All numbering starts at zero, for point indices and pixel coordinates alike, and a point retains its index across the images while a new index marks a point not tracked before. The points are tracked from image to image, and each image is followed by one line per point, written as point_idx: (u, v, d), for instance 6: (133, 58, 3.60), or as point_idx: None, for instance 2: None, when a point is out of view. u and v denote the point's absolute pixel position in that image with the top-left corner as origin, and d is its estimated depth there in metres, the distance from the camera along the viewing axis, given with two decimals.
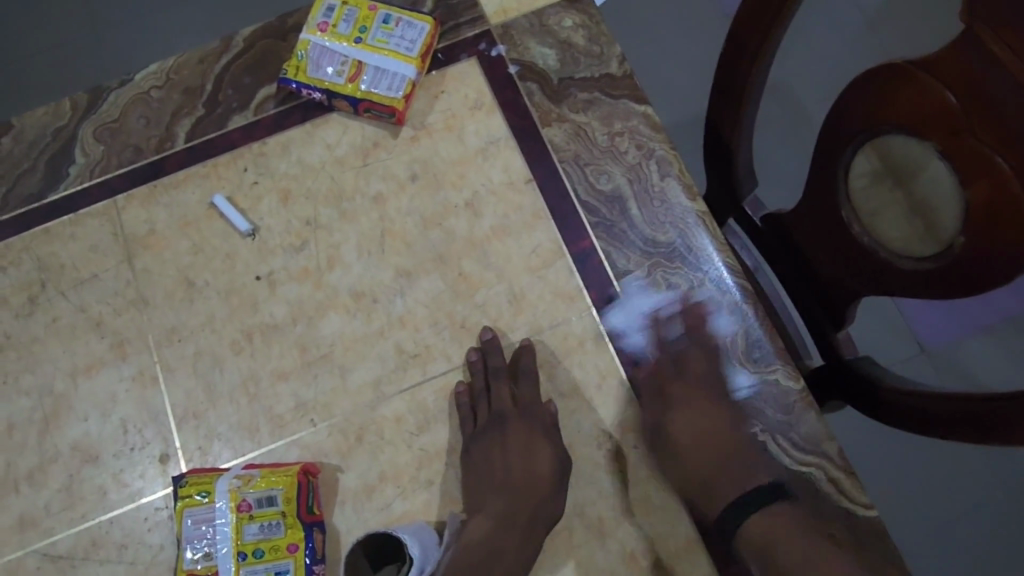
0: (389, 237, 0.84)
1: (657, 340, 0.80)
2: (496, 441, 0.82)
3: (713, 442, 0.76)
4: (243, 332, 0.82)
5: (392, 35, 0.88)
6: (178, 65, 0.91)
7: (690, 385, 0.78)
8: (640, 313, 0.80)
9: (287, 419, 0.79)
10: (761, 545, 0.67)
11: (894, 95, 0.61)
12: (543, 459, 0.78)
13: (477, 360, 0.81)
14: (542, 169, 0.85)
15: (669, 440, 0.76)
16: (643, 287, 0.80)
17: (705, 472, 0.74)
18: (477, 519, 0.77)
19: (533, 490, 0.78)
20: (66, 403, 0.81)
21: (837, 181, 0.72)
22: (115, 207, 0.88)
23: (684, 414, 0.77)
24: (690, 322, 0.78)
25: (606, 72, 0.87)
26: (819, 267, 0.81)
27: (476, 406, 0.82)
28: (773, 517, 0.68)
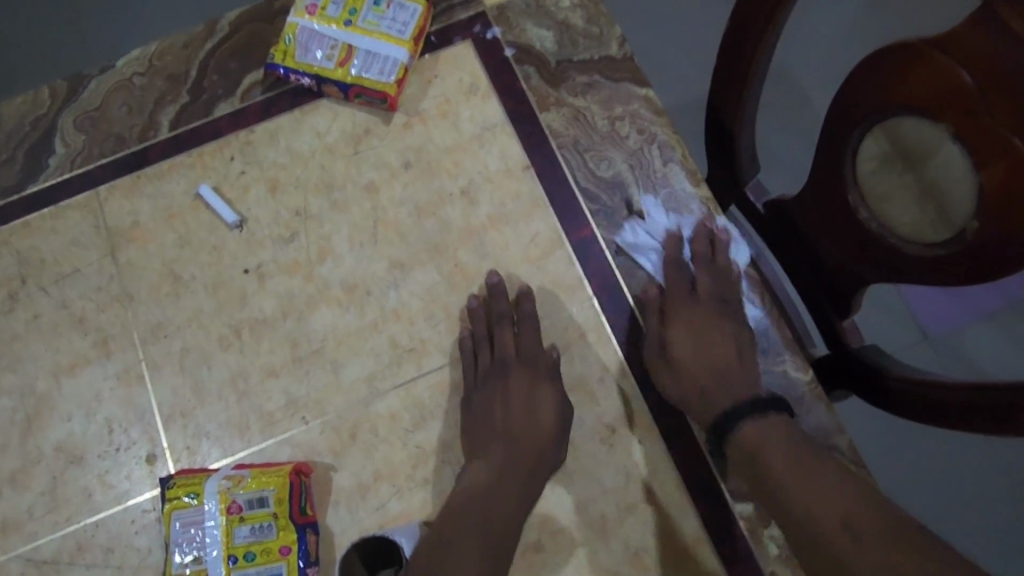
0: (382, 227, 0.81)
1: (671, 258, 0.77)
2: (497, 388, 0.77)
3: (708, 352, 0.73)
4: (232, 327, 0.79)
5: (384, 17, 0.84)
6: (161, 51, 0.88)
7: (697, 303, 0.75)
8: (658, 232, 0.78)
9: (277, 417, 0.76)
10: (749, 449, 0.66)
11: (906, 73, 0.58)
12: (547, 406, 0.74)
13: (478, 307, 0.79)
14: (539, 155, 0.82)
15: (670, 352, 0.74)
16: (659, 206, 0.78)
17: (704, 380, 0.72)
18: (475, 467, 0.73)
19: (534, 438, 0.73)
20: (49, 403, 0.78)
21: (846, 165, 0.68)
22: (97, 199, 0.84)
23: (685, 325, 0.74)
24: (705, 246, 0.76)
25: (605, 54, 0.83)
26: (825, 254, 0.78)
27: (478, 352, 0.79)
28: (764, 425, 0.66)
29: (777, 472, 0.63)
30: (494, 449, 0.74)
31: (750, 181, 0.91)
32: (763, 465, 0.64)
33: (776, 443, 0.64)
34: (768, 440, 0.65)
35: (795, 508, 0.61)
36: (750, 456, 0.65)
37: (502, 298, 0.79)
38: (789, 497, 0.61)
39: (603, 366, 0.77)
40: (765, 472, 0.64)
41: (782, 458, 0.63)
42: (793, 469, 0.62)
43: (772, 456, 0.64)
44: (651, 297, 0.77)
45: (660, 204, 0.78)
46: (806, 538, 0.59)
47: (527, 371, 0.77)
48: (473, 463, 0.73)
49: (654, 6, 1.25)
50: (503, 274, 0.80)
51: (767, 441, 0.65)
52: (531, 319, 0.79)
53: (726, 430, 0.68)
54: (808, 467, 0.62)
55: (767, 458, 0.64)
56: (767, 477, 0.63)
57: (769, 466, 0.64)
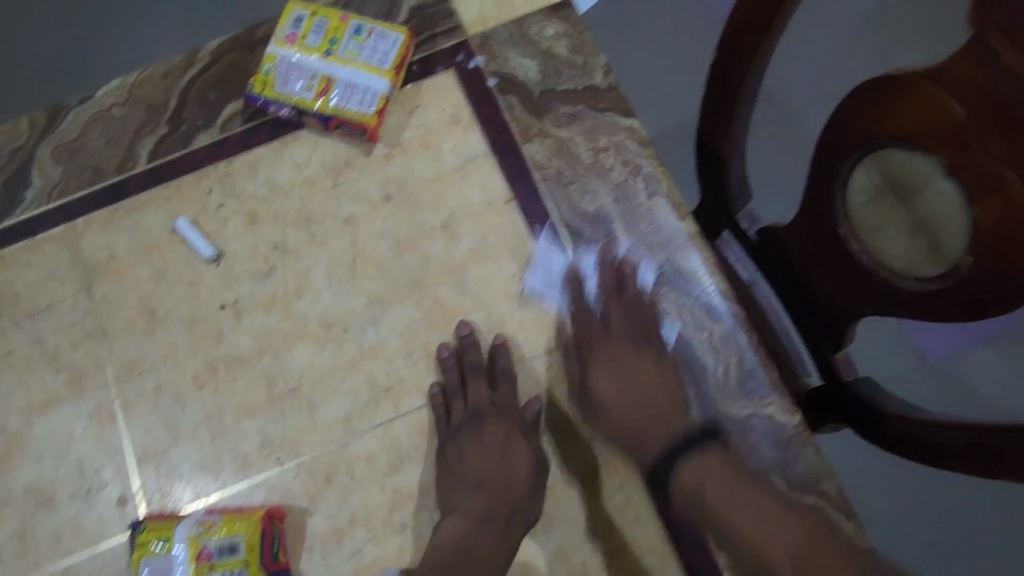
0: (361, 261, 0.80)
1: (577, 296, 0.79)
2: (471, 440, 0.78)
3: (641, 393, 0.76)
4: (207, 365, 0.78)
5: (364, 47, 0.84)
6: (140, 82, 0.88)
7: (612, 341, 0.79)
8: (558, 270, 0.78)
9: (252, 459, 0.74)
10: (693, 495, 0.68)
11: (895, 104, 0.56)
12: (521, 461, 0.76)
13: (450, 356, 0.77)
14: (522, 188, 0.80)
15: (594, 395, 0.76)
16: (554, 246, 0.78)
17: (631, 420, 0.75)
18: (451, 519, 0.73)
19: (508, 491, 0.75)
20: (20, 442, 0.77)
21: (836, 196, 0.66)
22: (73, 232, 0.83)
23: (607, 368, 0.78)
24: (612, 277, 0.77)
25: (589, 84, 0.82)
26: (817, 286, 0.75)
27: (452, 404, 0.78)
28: (701, 466, 0.68)
29: (728, 515, 0.66)
30: (469, 503, 0.75)
31: (741, 208, 0.88)
32: (715, 515, 0.66)
33: (718, 488, 0.66)
34: (707, 480, 0.67)
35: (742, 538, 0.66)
36: (699, 504, 0.68)
37: (475, 350, 0.77)
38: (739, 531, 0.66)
39: (586, 408, 0.75)
40: (709, 511, 0.67)
41: (722, 502, 0.66)
42: (746, 519, 0.65)
43: (715, 500, 0.66)
44: (565, 336, 0.78)
45: (553, 244, 0.78)
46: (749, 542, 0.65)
47: (503, 423, 0.78)
48: (446, 518, 0.73)
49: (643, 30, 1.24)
50: (474, 325, 0.78)
51: (711, 488, 0.67)
52: (508, 375, 0.78)
53: (665, 473, 0.70)
54: (752, 498, 0.65)
55: (712, 502, 0.67)
56: (716, 514, 0.67)
57: (721, 512, 0.66)
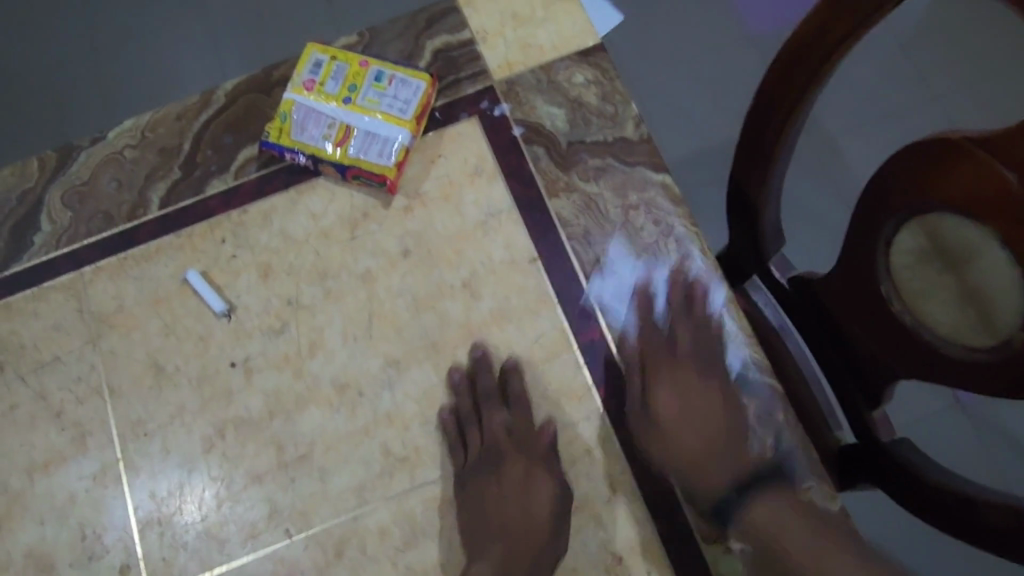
0: (377, 320, 0.76)
1: (644, 314, 0.76)
2: (490, 480, 0.77)
3: (705, 424, 0.74)
4: (215, 427, 0.74)
5: (384, 95, 0.81)
6: (154, 123, 0.85)
7: (677, 360, 0.76)
8: (628, 282, 0.75)
9: (259, 529, 0.71)
10: (761, 530, 0.65)
11: (948, 170, 0.50)
12: (541, 494, 0.73)
13: (462, 381, 0.75)
14: (547, 245, 0.77)
15: (658, 418, 0.73)
16: (625, 254, 0.75)
17: (697, 449, 0.73)
18: (478, 565, 0.71)
19: (532, 535, 0.72)
20: (21, 503, 0.74)
21: (879, 254, 0.60)
22: (82, 281, 0.80)
23: (671, 387, 0.75)
24: (681, 296, 0.73)
25: (621, 135, 0.79)
26: (857, 343, 0.68)
27: (467, 436, 0.76)
28: (777, 506, 0.65)
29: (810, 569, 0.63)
30: (494, 549, 0.73)
31: (774, 253, 0.82)
32: (782, 547, 0.64)
33: (791, 529, 0.64)
34: (788, 523, 0.64)
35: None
36: (767, 541, 0.65)
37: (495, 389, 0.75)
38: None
39: (611, 485, 0.70)
40: (779, 552, 0.64)
41: (796, 544, 0.63)
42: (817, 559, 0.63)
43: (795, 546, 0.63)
44: (631, 351, 0.74)
45: (626, 251, 0.75)
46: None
47: (522, 459, 0.76)
48: (474, 563, 0.71)
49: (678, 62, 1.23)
50: (489, 347, 0.75)
51: (780, 524, 0.65)
52: (519, 404, 0.75)
53: (733, 505, 0.68)
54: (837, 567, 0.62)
55: (788, 551, 0.64)
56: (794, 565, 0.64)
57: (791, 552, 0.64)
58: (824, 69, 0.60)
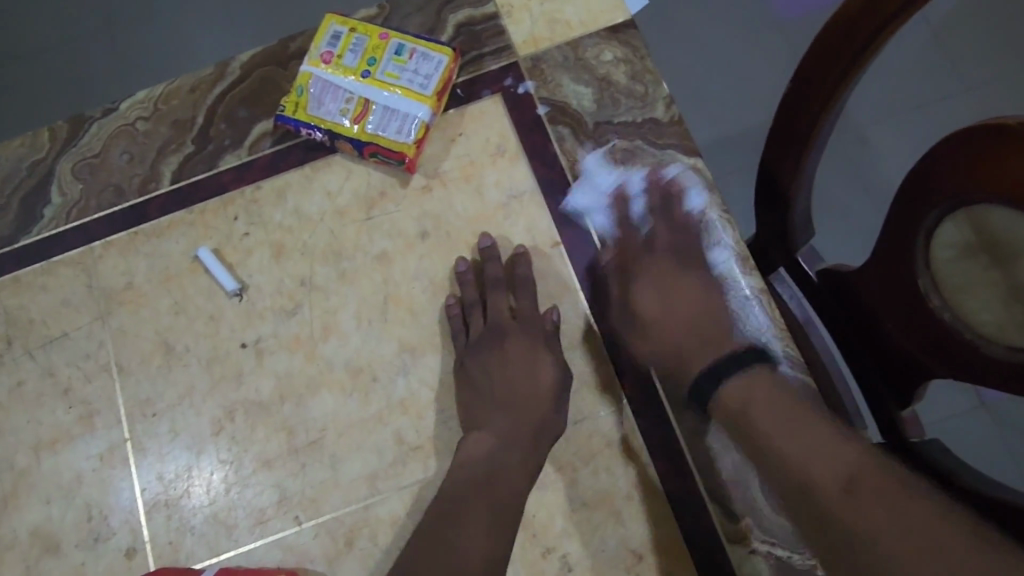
0: (393, 303, 0.74)
1: (621, 220, 0.74)
2: (494, 356, 0.74)
3: (683, 316, 0.68)
4: (224, 409, 0.72)
5: (405, 69, 0.77)
6: (167, 95, 0.82)
7: (656, 258, 0.72)
8: (607, 188, 0.75)
9: (268, 515, 0.69)
10: (735, 414, 0.59)
11: (1002, 161, 0.45)
12: (544, 370, 0.72)
13: (467, 270, 0.75)
14: (569, 230, 0.74)
15: (637, 312, 0.70)
16: (602, 163, 0.75)
17: (677, 341, 0.67)
18: (478, 435, 0.69)
19: (534, 403, 0.71)
20: (27, 481, 0.73)
21: (919, 248, 0.55)
22: (92, 255, 0.78)
23: (652, 286, 0.71)
24: (658, 198, 0.73)
25: (650, 116, 0.75)
26: (890, 343, 0.63)
27: (470, 318, 0.76)
28: (751, 383, 0.59)
29: (779, 444, 0.55)
30: (495, 419, 0.71)
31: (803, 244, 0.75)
32: (752, 425, 0.57)
33: (768, 407, 0.57)
34: (757, 399, 0.58)
35: (792, 473, 0.53)
36: (741, 420, 0.59)
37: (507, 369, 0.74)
38: (790, 462, 0.54)
39: (633, 481, 0.67)
40: (753, 427, 0.57)
41: (772, 423, 0.56)
42: (783, 425, 0.56)
43: (762, 417, 0.57)
44: (611, 254, 0.74)
45: (603, 162, 0.75)
46: (795, 478, 0.53)
47: (524, 337, 0.74)
48: (474, 433, 0.69)
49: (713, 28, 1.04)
50: (496, 237, 0.75)
51: (756, 403, 0.58)
52: (520, 360, 0.74)
53: (710, 391, 0.62)
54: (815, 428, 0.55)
55: (757, 422, 0.57)
56: (765, 446, 0.56)
57: (762, 426, 0.57)
58: (864, 53, 0.54)
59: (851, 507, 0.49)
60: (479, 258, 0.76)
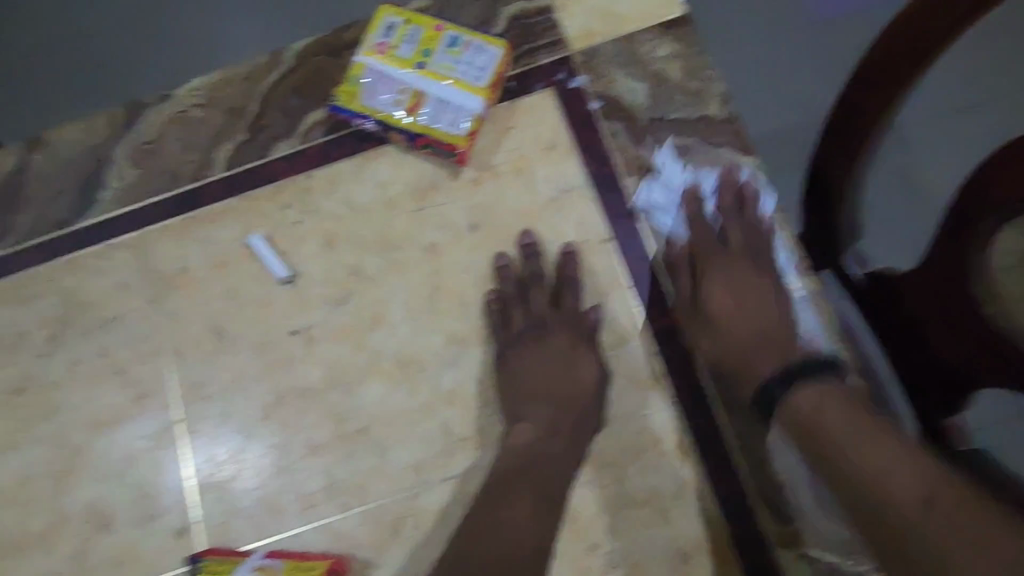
0: (442, 295, 0.74)
1: (693, 214, 0.72)
2: (534, 351, 0.71)
3: (758, 318, 0.66)
4: (275, 394, 0.73)
5: (459, 61, 0.77)
6: (221, 83, 0.83)
7: (730, 253, 0.69)
8: (676, 187, 0.74)
9: (317, 500, 0.70)
10: (806, 416, 0.58)
11: None
12: (586, 367, 0.70)
13: (507, 265, 0.74)
14: (622, 225, 0.74)
15: (708, 312, 0.68)
16: (674, 160, 0.74)
17: (745, 347, 0.66)
18: (520, 427, 0.68)
19: (575, 398, 0.69)
20: (82, 459, 0.74)
21: (974, 252, 0.55)
22: (147, 240, 0.79)
23: (725, 283, 0.68)
24: (730, 198, 0.71)
25: (703, 114, 0.75)
26: (939, 349, 0.61)
27: (509, 313, 0.73)
28: (820, 394, 0.58)
29: (846, 450, 0.53)
30: (536, 412, 0.68)
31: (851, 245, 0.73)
32: (821, 428, 0.56)
33: (837, 412, 0.56)
34: (828, 405, 0.57)
35: (861, 478, 0.51)
36: (808, 425, 0.57)
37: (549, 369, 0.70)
38: (858, 471, 0.52)
39: (681, 480, 0.67)
40: (821, 432, 0.56)
41: (840, 426, 0.55)
42: (856, 431, 0.54)
43: (836, 422, 0.55)
44: (678, 251, 0.72)
45: (673, 156, 0.74)
46: (862, 484, 0.51)
47: (567, 331, 0.72)
48: (516, 426, 0.68)
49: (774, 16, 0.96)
50: (537, 234, 0.75)
51: (826, 409, 0.57)
52: (563, 358, 0.71)
53: (779, 394, 0.61)
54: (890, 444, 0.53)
55: (831, 430, 0.55)
56: (834, 453, 0.54)
57: (831, 429, 0.55)
58: (931, 55, 0.53)
59: (919, 515, 0.47)
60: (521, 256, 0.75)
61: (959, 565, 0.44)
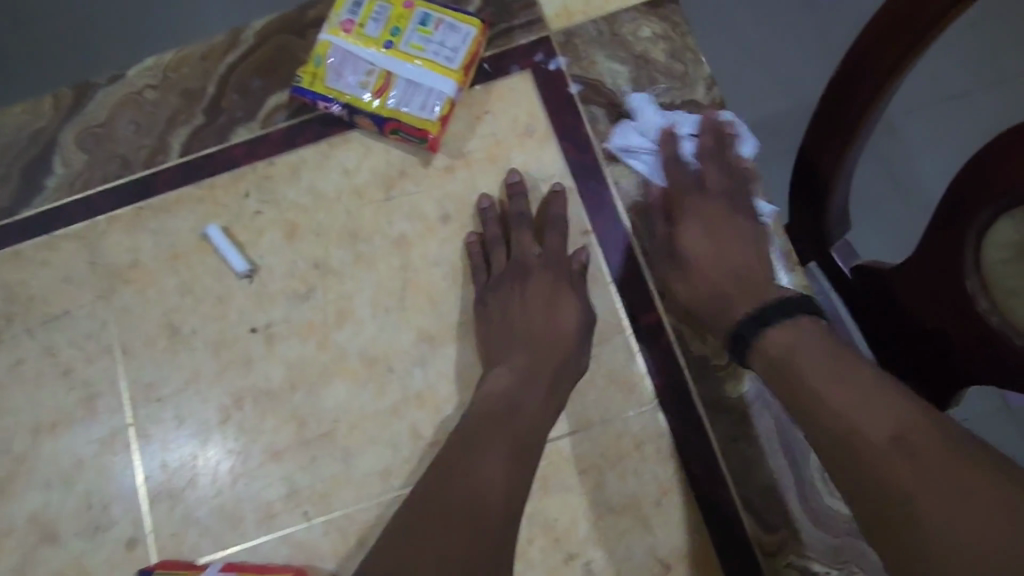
0: (412, 290, 0.70)
1: (670, 157, 0.68)
2: (514, 292, 0.67)
3: (732, 257, 0.62)
4: (233, 396, 0.69)
5: (430, 41, 0.72)
6: (177, 63, 0.78)
7: (705, 199, 0.65)
8: (652, 130, 0.69)
9: (277, 509, 0.66)
10: (777, 358, 0.54)
11: None
12: (568, 311, 0.66)
13: (490, 209, 0.70)
14: (601, 218, 0.70)
15: (682, 254, 0.64)
16: (650, 103, 0.70)
17: (722, 288, 0.61)
18: (497, 372, 0.64)
19: (557, 342, 0.65)
20: (25, 466, 0.69)
21: (967, 249, 0.51)
22: (95, 230, 0.74)
23: (700, 223, 0.64)
24: (710, 141, 0.67)
25: (690, 98, 0.70)
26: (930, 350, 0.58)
27: (491, 256, 0.70)
28: (796, 330, 0.54)
29: (815, 389, 0.50)
30: (516, 355, 0.65)
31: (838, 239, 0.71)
32: (791, 367, 0.52)
33: (808, 348, 0.52)
34: (801, 341, 0.53)
35: (830, 418, 0.48)
36: (780, 365, 0.53)
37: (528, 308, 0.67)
38: (825, 409, 0.49)
39: (661, 486, 0.64)
40: (790, 369, 0.52)
41: (812, 365, 0.51)
42: (827, 372, 0.50)
43: (807, 363, 0.51)
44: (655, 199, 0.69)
45: (650, 101, 0.70)
46: (835, 432, 0.47)
47: (550, 274, 0.68)
48: (494, 371, 0.64)
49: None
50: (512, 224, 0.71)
51: (798, 347, 0.53)
52: (542, 298, 0.67)
53: (751, 335, 0.56)
54: (854, 374, 0.49)
55: (800, 370, 0.51)
56: (801, 390, 0.51)
57: (801, 365, 0.51)
58: (930, 33, 0.49)
59: (898, 464, 0.44)
60: (504, 198, 0.71)
61: (947, 516, 0.41)
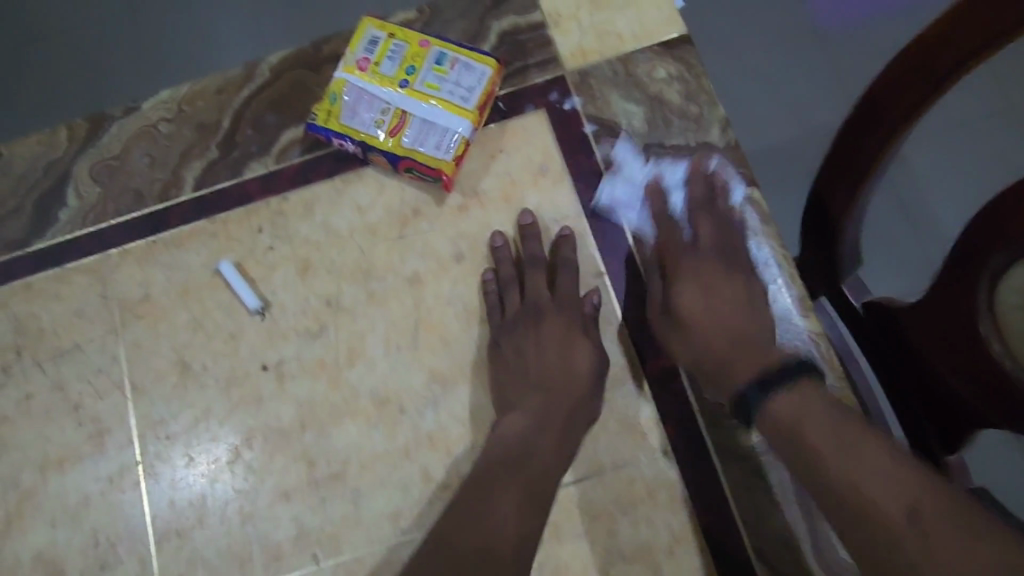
0: (424, 330, 0.70)
1: (659, 212, 0.69)
2: (527, 335, 0.68)
3: (728, 317, 0.61)
4: (243, 434, 0.68)
5: (445, 80, 0.72)
6: (192, 96, 0.78)
7: (701, 255, 0.65)
8: (639, 182, 0.71)
9: (285, 551, 0.66)
10: (784, 425, 0.53)
11: None
12: (582, 355, 0.66)
13: (503, 247, 0.71)
14: (614, 259, 0.70)
15: (677, 313, 0.64)
16: (635, 154, 0.71)
17: (721, 349, 0.60)
18: (510, 417, 0.64)
19: (570, 386, 0.65)
20: (32, 501, 0.69)
21: (980, 293, 0.51)
22: (108, 264, 0.74)
23: (697, 283, 0.64)
24: (699, 192, 0.68)
25: (704, 140, 0.70)
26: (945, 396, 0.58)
27: (506, 296, 0.70)
28: (803, 398, 0.53)
29: (829, 460, 0.50)
30: (529, 400, 0.65)
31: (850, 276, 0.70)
32: (802, 436, 0.52)
33: (817, 418, 0.52)
34: (808, 410, 0.52)
35: (847, 492, 0.48)
36: (788, 434, 0.53)
37: (542, 351, 0.67)
38: (841, 483, 0.49)
39: (674, 535, 0.63)
40: (801, 438, 0.52)
41: (822, 436, 0.51)
42: (843, 444, 0.50)
43: (817, 433, 0.51)
44: (648, 255, 0.69)
45: (634, 151, 0.71)
46: (859, 510, 0.47)
47: (563, 317, 0.68)
48: (508, 415, 0.64)
49: (772, 30, 0.93)
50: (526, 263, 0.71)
51: (806, 416, 0.52)
52: (556, 341, 0.67)
53: (755, 402, 0.56)
54: (864, 444, 0.50)
55: (809, 439, 0.51)
56: (813, 459, 0.51)
57: (812, 438, 0.51)
58: (942, 83, 0.48)
59: (924, 543, 0.44)
60: (518, 237, 0.72)
61: None
